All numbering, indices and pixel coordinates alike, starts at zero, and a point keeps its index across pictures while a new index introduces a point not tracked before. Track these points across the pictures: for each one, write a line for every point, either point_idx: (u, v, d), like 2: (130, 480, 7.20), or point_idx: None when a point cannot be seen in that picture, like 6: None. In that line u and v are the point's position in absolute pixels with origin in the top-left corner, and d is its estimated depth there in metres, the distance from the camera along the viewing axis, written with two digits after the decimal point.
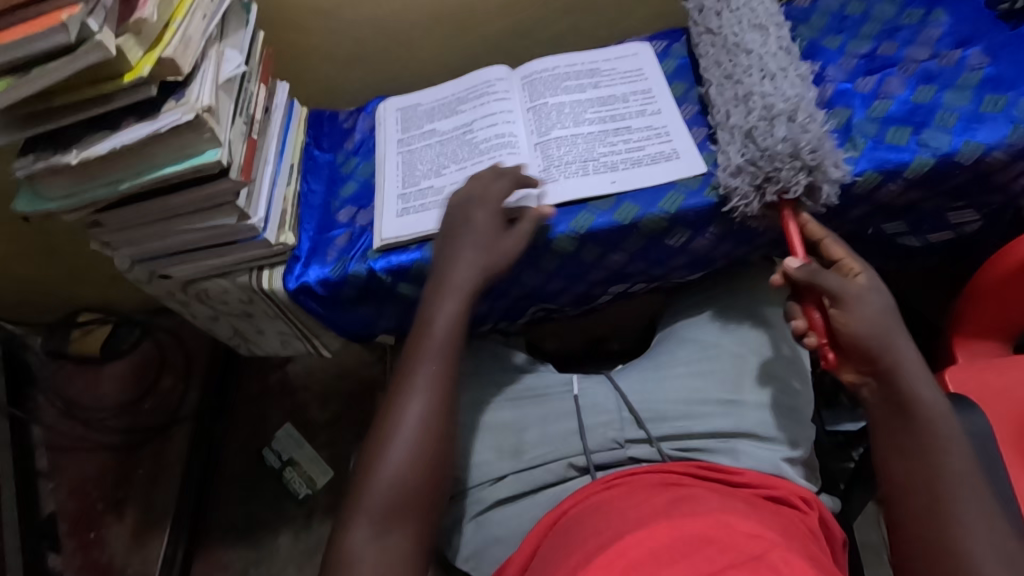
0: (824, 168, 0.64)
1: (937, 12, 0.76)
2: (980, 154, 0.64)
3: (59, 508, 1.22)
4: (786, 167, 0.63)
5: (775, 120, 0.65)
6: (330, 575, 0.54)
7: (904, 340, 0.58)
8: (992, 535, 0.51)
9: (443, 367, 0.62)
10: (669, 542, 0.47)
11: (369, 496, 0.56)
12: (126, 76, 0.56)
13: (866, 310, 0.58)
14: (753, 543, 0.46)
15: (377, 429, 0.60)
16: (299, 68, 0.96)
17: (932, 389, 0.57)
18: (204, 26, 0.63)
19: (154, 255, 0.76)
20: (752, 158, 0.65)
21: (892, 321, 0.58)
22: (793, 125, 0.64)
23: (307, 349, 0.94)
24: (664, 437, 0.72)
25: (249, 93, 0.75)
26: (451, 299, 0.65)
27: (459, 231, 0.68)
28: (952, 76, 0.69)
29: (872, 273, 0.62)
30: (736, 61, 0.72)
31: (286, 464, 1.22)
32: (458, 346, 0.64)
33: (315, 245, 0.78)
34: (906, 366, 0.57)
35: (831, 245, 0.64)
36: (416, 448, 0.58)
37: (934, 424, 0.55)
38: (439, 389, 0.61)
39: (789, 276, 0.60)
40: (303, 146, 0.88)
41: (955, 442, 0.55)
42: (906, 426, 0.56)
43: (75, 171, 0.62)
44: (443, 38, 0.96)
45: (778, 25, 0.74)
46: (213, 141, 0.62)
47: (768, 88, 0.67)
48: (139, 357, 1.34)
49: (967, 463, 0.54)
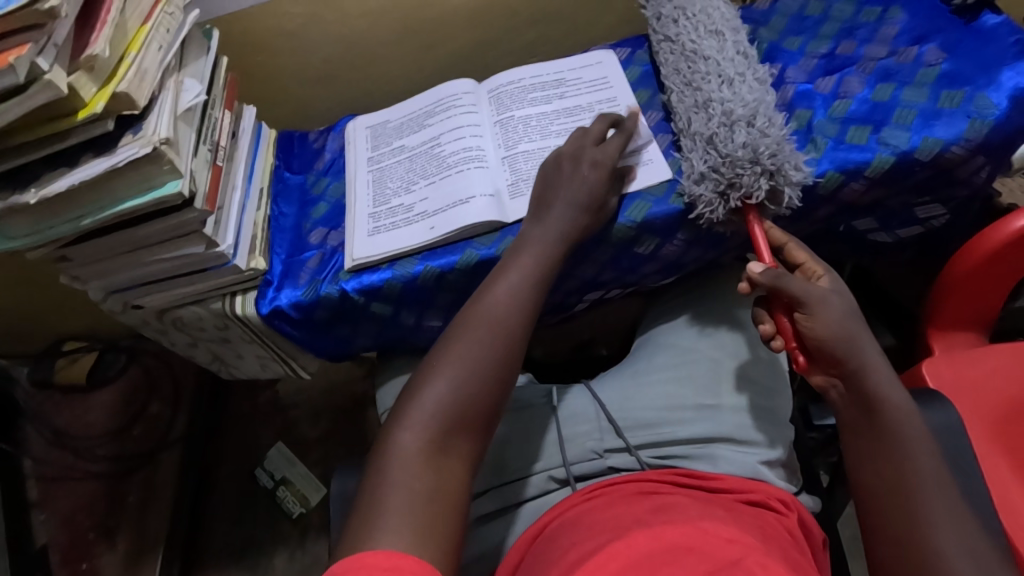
0: (785, 172, 0.64)
1: (894, 10, 0.76)
2: (939, 150, 0.65)
3: (51, 540, 1.19)
4: (747, 173, 0.63)
5: (735, 125, 0.65)
6: (364, 486, 0.50)
7: (869, 342, 0.58)
8: (961, 537, 0.51)
9: (511, 307, 0.60)
10: (648, 551, 0.47)
11: (421, 409, 0.53)
12: (79, 113, 0.56)
13: (831, 313, 0.57)
14: (728, 548, 0.46)
15: (438, 353, 0.58)
16: (268, 90, 0.96)
17: (897, 388, 0.57)
18: (161, 57, 0.63)
19: (126, 286, 0.76)
20: (714, 164, 0.65)
21: (854, 321, 0.58)
22: (753, 130, 0.65)
23: (286, 371, 0.94)
24: (642, 445, 0.72)
25: (213, 120, 0.74)
26: (531, 246, 0.64)
27: (555, 178, 0.68)
28: (909, 73, 0.70)
29: (836, 276, 0.62)
30: (695, 67, 0.72)
31: (278, 483, 1.23)
32: (535, 291, 0.62)
33: (287, 269, 0.78)
34: (872, 366, 0.57)
35: (794, 249, 0.64)
36: (479, 375, 0.56)
37: (899, 424, 0.56)
38: (509, 328, 0.59)
39: (754, 281, 0.60)
40: (273, 169, 0.88)
41: (922, 442, 0.55)
42: (872, 427, 0.56)
43: (36, 210, 0.62)
44: (411, 54, 0.96)
45: (734, 30, 0.75)
46: (174, 173, 0.62)
47: (726, 93, 0.68)
48: (127, 383, 1.34)
49: (935, 462, 0.55)
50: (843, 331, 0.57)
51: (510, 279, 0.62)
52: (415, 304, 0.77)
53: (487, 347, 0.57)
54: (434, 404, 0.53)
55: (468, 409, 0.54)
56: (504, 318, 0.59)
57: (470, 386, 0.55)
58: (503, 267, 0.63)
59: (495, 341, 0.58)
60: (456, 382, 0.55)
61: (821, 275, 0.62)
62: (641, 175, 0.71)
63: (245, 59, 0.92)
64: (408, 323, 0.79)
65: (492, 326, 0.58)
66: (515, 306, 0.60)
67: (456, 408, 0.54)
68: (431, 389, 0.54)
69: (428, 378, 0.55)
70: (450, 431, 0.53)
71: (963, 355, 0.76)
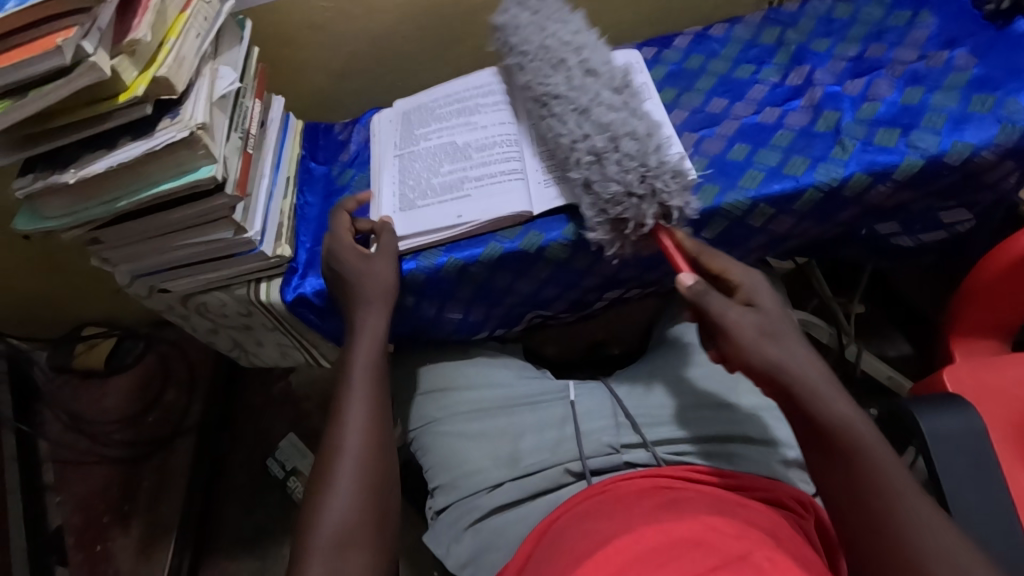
0: (661, 191, 0.64)
1: (924, 14, 0.77)
2: (969, 154, 0.64)
3: (66, 522, 1.22)
4: (628, 207, 0.65)
5: (602, 160, 0.66)
6: None
7: (793, 356, 0.55)
8: (948, 554, 0.46)
9: (374, 380, 0.65)
10: (654, 545, 0.47)
11: (319, 526, 0.54)
12: (121, 96, 0.57)
13: (745, 332, 0.56)
14: (737, 543, 0.46)
15: (321, 461, 0.60)
16: (294, 83, 0.97)
17: (849, 401, 0.53)
18: (198, 44, 0.64)
19: (153, 269, 0.77)
20: (599, 206, 0.67)
21: (775, 339, 0.56)
22: (621, 161, 0.65)
23: (306, 359, 0.95)
24: (659, 441, 0.72)
25: (244, 108, 0.76)
26: (365, 332, 0.68)
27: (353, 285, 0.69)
28: (939, 77, 0.70)
29: (752, 276, 0.62)
30: (550, 108, 0.72)
31: (290, 473, 1.23)
32: (383, 366, 0.67)
33: (312, 257, 0.79)
34: (798, 369, 0.54)
35: (706, 258, 0.64)
36: (367, 463, 0.59)
37: (858, 439, 0.51)
38: (378, 403, 0.64)
39: (683, 294, 0.60)
40: (299, 159, 0.90)
41: (887, 458, 0.50)
42: (826, 449, 0.52)
43: (73, 191, 0.64)
44: (436, 49, 0.97)
45: (578, 56, 0.75)
46: (207, 157, 0.63)
47: (579, 131, 0.68)
48: (143, 371, 1.36)
49: (905, 474, 0.50)
50: (756, 352, 0.55)
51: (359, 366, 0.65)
52: (437, 296, 0.77)
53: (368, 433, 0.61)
54: (335, 519, 0.55)
55: (364, 523, 0.56)
56: (370, 401, 0.63)
57: (360, 502, 0.57)
58: (351, 386, 0.64)
59: (366, 453, 0.60)
60: (351, 498, 0.56)
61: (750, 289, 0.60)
62: None
63: (273, 51, 0.93)
64: (428, 315, 0.80)
65: (354, 453, 0.59)
66: (373, 419, 0.62)
67: (354, 524, 0.55)
68: (328, 512, 0.55)
69: (321, 501, 0.56)
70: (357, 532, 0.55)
71: (986, 362, 0.76)
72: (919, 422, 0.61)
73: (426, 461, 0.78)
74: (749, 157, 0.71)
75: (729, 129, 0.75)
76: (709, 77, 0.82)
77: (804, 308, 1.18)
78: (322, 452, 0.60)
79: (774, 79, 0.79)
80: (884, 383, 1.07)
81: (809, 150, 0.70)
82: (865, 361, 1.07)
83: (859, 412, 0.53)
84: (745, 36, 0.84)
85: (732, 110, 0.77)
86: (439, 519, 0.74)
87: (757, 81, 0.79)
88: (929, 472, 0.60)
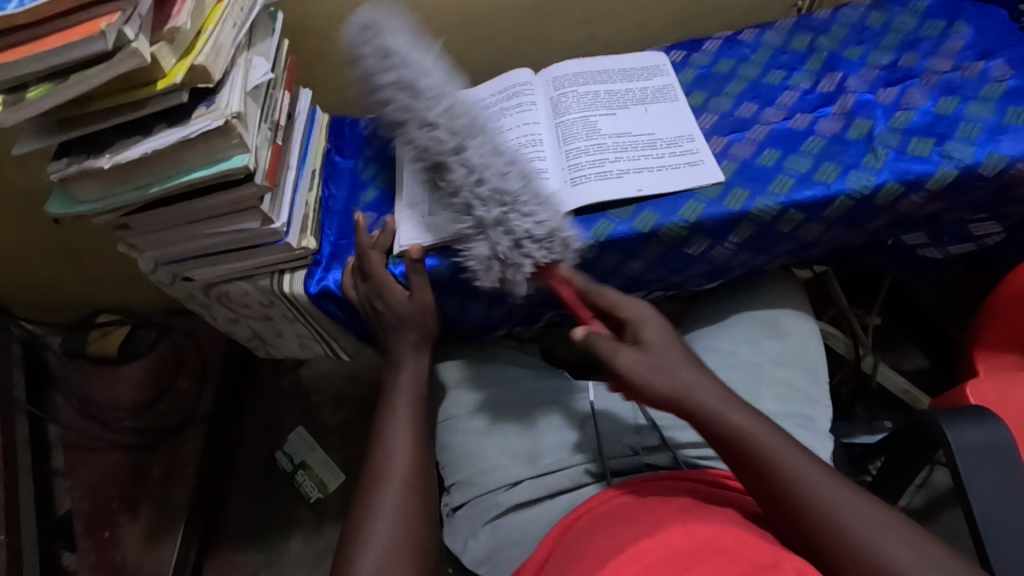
0: (538, 239, 0.64)
1: (959, 24, 0.77)
2: (1003, 166, 0.64)
3: (74, 507, 1.22)
4: (499, 247, 0.64)
5: (495, 190, 0.65)
6: None
7: (686, 371, 0.57)
8: (875, 518, 0.49)
9: (412, 392, 0.68)
10: (680, 550, 0.45)
11: (367, 553, 0.56)
12: (159, 83, 0.58)
13: (634, 364, 0.57)
14: (764, 552, 0.44)
15: (366, 485, 0.62)
16: (320, 76, 0.97)
17: (729, 405, 0.56)
18: (234, 34, 0.65)
19: (177, 258, 0.77)
20: (497, 242, 0.64)
21: (662, 372, 0.57)
22: (506, 211, 0.65)
23: (325, 352, 0.96)
24: (679, 445, 0.71)
25: (274, 99, 0.76)
26: (412, 360, 0.70)
27: (397, 319, 0.71)
28: (974, 88, 0.70)
29: (640, 310, 0.63)
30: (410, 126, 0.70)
31: (298, 467, 1.23)
32: (421, 386, 0.69)
33: (336, 251, 0.80)
34: (689, 391, 0.56)
35: (600, 294, 0.65)
36: (408, 481, 0.61)
37: (763, 444, 0.53)
38: (417, 421, 0.66)
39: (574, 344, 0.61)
40: (324, 152, 0.90)
41: (777, 439, 0.53)
42: (746, 461, 0.53)
43: (107, 175, 0.64)
44: (464, 45, 0.97)
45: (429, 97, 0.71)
46: (241, 146, 0.63)
47: (477, 157, 0.66)
48: (156, 359, 1.37)
49: (806, 457, 0.53)
50: (644, 387, 0.57)
51: (403, 389, 0.68)
52: (461, 293, 0.77)
53: (410, 454, 0.63)
54: (379, 546, 0.56)
55: (406, 540, 0.57)
56: (412, 422, 0.66)
57: (404, 519, 0.59)
58: (394, 415, 0.66)
59: (412, 473, 0.62)
60: (396, 519, 0.58)
61: (638, 321, 0.62)
62: (679, 177, 0.72)
63: (301, 43, 0.93)
64: (450, 310, 0.80)
65: (395, 477, 0.61)
66: (417, 440, 0.65)
67: (401, 543, 0.57)
68: (373, 537, 0.57)
69: (365, 525, 0.58)
70: (404, 548, 0.57)
71: (1009, 378, 0.75)
72: (946, 435, 0.60)
73: (443, 458, 0.78)
74: (779, 162, 0.71)
75: (759, 134, 0.75)
76: (739, 81, 0.82)
77: (822, 317, 1.17)
78: (369, 474, 0.63)
79: (805, 85, 0.78)
80: (900, 397, 1.07)
81: (840, 157, 0.69)
82: (881, 374, 1.06)
83: (744, 412, 0.55)
84: (776, 41, 0.84)
85: (763, 114, 0.77)
86: (456, 515, 0.74)
87: (788, 86, 0.79)
88: (956, 487, 0.59)
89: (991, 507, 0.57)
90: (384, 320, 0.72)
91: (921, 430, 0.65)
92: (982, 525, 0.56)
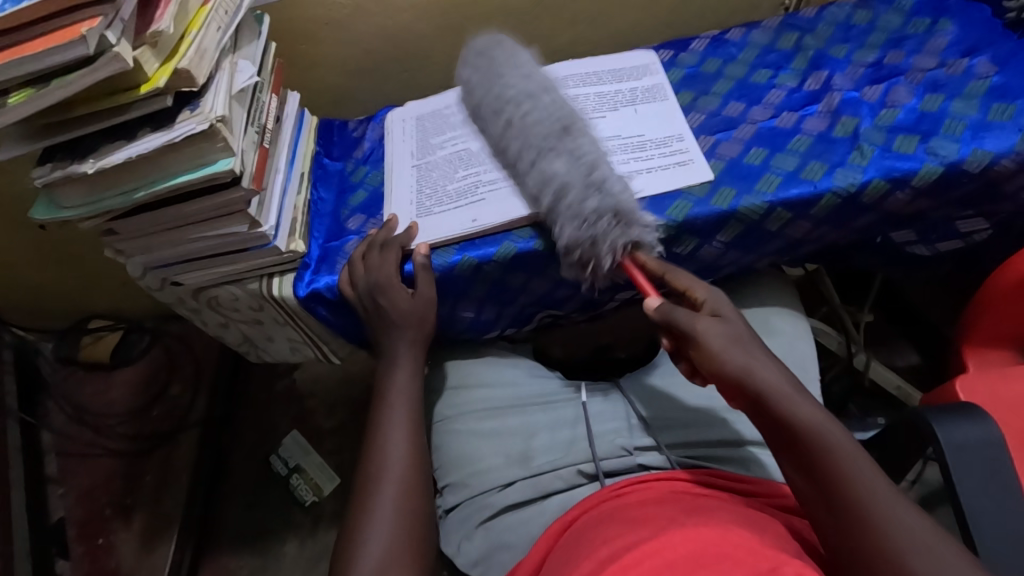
0: (630, 224, 0.64)
1: (943, 22, 0.78)
2: (989, 162, 0.64)
3: (68, 514, 1.21)
4: (600, 232, 0.63)
5: (593, 183, 0.64)
6: None
7: (761, 355, 0.56)
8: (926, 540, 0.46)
9: (404, 395, 0.68)
10: (682, 554, 0.45)
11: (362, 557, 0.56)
12: (142, 87, 0.57)
13: (712, 339, 0.56)
14: (767, 556, 0.44)
15: (361, 489, 0.62)
16: (310, 79, 0.97)
17: (801, 399, 0.53)
18: (219, 37, 0.64)
19: (165, 263, 0.77)
20: (587, 225, 0.64)
21: (742, 347, 0.56)
22: (601, 196, 0.64)
23: (317, 355, 0.96)
24: (672, 444, 0.71)
25: (261, 103, 0.75)
26: (404, 362, 0.70)
27: (387, 321, 0.71)
28: (959, 85, 0.70)
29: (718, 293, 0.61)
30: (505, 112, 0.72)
31: (292, 471, 1.22)
32: (413, 387, 0.69)
33: (324, 254, 0.79)
34: (754, 372, 0.54)
35: (672, 279, 0.63)
36: (402, 484, 0.61)
37: (827, 443, 0.51)
38: (410, 423, 0.66)
39: (650, 317, 0.61)
40: (313, 155, 0.90)
41: (844, 443, 0.51)
42: (804, 455, 0.51)
43: (92, 180, 0.64)
44: (454, 46, 0.97)
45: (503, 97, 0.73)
46: (226, 150, 0.63)
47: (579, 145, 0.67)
48: (149, 364, 1.36)
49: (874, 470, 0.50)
50: (716, 359, 0.56)
51: (396, 392, 0.68)
52: (452, 295, 0.77)
53: (405, 456, 0.63)
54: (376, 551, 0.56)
55: (400, 542, 0.57)
56: (406, 425, 0.66)
57: (397, 522, 0.58)
58: (389, 418, 0.66)
59: (404, 476, 0.62)
60: (392, 522, 0.58)
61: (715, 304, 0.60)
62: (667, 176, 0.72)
63: (290, 46, 0.93)
64: (441, 313, 0.80)
65: (389, 481, 0.61)
66: (412, 443, 0.65)
67: (394, 547, 0.57)
68: (369, 541, 0.57)
69: (360, 529, 0.58)
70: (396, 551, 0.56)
71: (999, 373, 0.75)
72: (936, 432, 0.60)
73: (436, 459, 0.77)
74: (766, 161, 0.71)
75: (746, 133, 0.75)
76: (726, 80, 0.82)
77: (814, 315, 1.18)
78: (365, 477, 0.62)
79: (791, 84, 0.79)
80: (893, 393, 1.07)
81: (826, 156, 0.69)
82: (874, 370, 1.06)
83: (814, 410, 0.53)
84: (763, 40, 0.84)
85: (749, 113, 0.77)
86: (449, 517, 0.73)
87: (775, 85, 0.79)
88: (946, 484, 0.59)
89: (980, 504, 0.57)
90: (374, 322, 0.72)
91: (911, 427, 0.65)
92: (972, 522, 0.56)
